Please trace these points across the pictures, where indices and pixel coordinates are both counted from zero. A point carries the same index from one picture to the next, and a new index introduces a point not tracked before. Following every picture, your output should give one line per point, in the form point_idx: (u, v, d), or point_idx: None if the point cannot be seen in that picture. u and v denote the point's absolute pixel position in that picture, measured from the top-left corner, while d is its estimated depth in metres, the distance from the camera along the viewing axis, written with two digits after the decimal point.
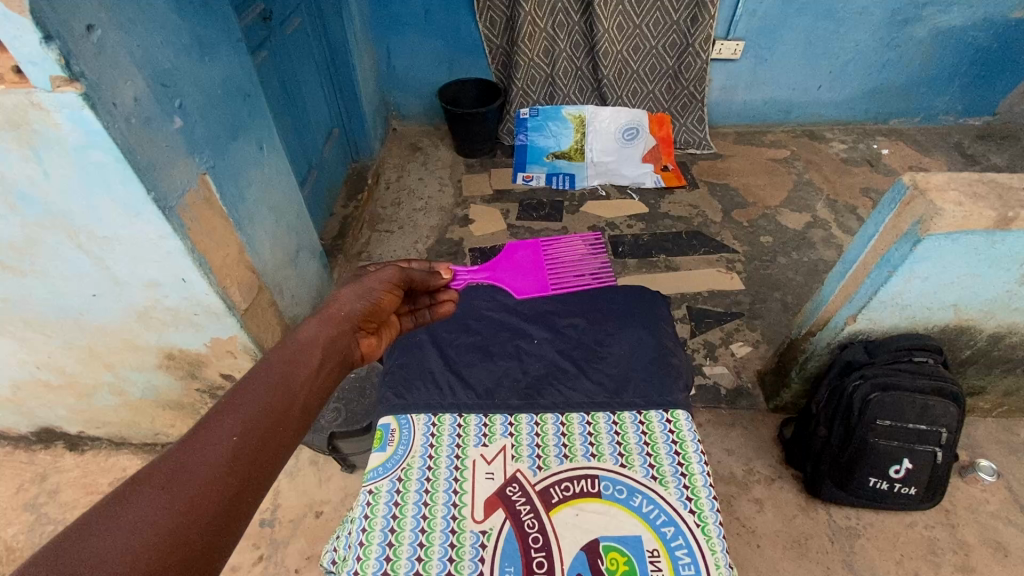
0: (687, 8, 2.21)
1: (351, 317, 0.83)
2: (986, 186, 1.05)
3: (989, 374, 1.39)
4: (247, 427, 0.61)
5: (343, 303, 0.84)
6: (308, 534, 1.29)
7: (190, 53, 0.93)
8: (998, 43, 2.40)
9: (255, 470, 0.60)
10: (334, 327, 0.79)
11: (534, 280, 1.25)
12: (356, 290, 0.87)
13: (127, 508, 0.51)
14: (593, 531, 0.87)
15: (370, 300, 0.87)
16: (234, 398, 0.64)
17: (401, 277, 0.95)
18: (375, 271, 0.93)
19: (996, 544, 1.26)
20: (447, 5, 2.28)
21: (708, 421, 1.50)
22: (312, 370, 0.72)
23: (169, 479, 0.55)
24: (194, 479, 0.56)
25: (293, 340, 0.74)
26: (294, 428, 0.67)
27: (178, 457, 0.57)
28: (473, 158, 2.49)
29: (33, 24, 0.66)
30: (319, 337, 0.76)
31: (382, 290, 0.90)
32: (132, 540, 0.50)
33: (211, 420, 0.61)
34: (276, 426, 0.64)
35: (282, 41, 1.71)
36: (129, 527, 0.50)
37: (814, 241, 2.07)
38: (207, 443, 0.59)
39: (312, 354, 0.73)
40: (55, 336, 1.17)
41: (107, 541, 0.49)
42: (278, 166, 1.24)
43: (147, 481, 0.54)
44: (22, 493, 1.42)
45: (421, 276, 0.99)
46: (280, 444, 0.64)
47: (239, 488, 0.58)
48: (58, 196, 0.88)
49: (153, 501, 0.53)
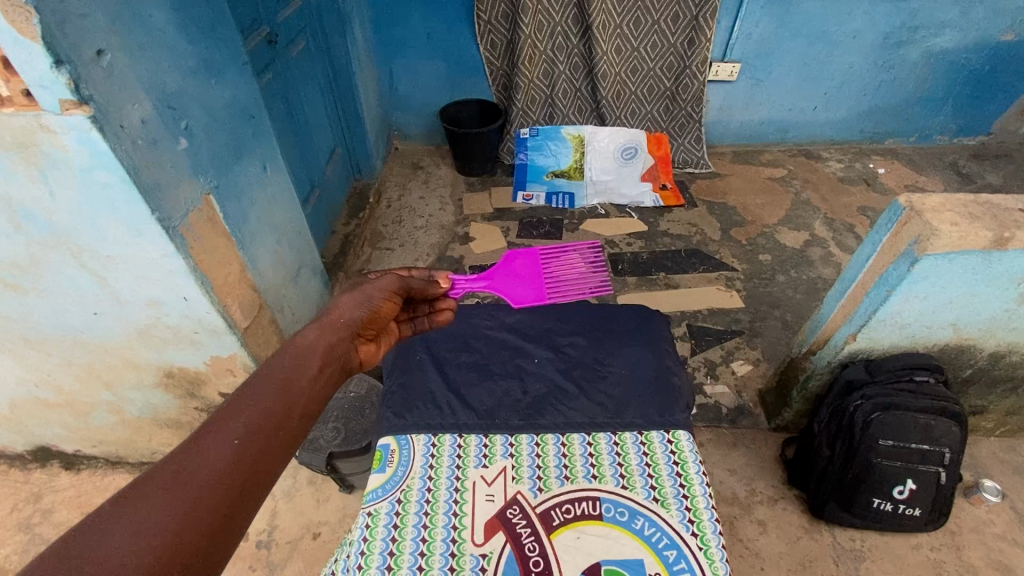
0: (684, 32, 2.25)
1: (350, 325, 0.83)
2: (981, 207, 1.06)
3: (991, 394, 1.39)
4: (248, 431, 0.61)
5: (343, 310, 0.85)
6: (305, 556, 1.27)
7: (196, 76, 0.95)
8: (990, 65, 2.44)
9: (256, 473, 0.60)
10: (334, 334, 0.79)
11: (531, 288, 1.22)
12: (356, 297, 0.88)
13: (132, 510, 0.52)
14: (593, 554, 0.86)
15: (369, 308, 0.88)
16: (236, 402, 0.64)
17: (400, 286, 0.95)
18: (377, 278, 0.94)
19: (1004, 567, 1.24)
20: (449, 28, 2.33)
21: (709, 441, 1.49)
22: (313, 376, 0.72)
23: (172, 481, 0.55)
24: (196, 481, 0.56)
25: (293, 345, 0.74)
26: (295, 432, 0.67)
27: (182, 459, 0.57)
28: (473, 177, 2.52)
29: (44, 49, 0.67)
30: (319, 343, 0.76)
31: (382, 298, 0.90)
32: (137, 541, 0.50)
33: (213, 422, 0.61)
34: (277, 430, 0.64)
35: (287, 63, 1.74)
36: (133, 528, 0.51)
37: (813, 259, 2.08)
38: (207, 447, 0.59)
39: (312, 361, 0.73)
40: (54, 354, 1.16)
41: (111, 543, 0.49)
42: (281, 185, 1.25)
43: (150, 483, 0.55)
44: (16, 513, 1.41)
45: (420, 284, 1.00)
46: (279, 448, 0.64)
47: (240, 491, 0.58)
48: (64, 216, 0.88)
49: (157, 504, 0.53)
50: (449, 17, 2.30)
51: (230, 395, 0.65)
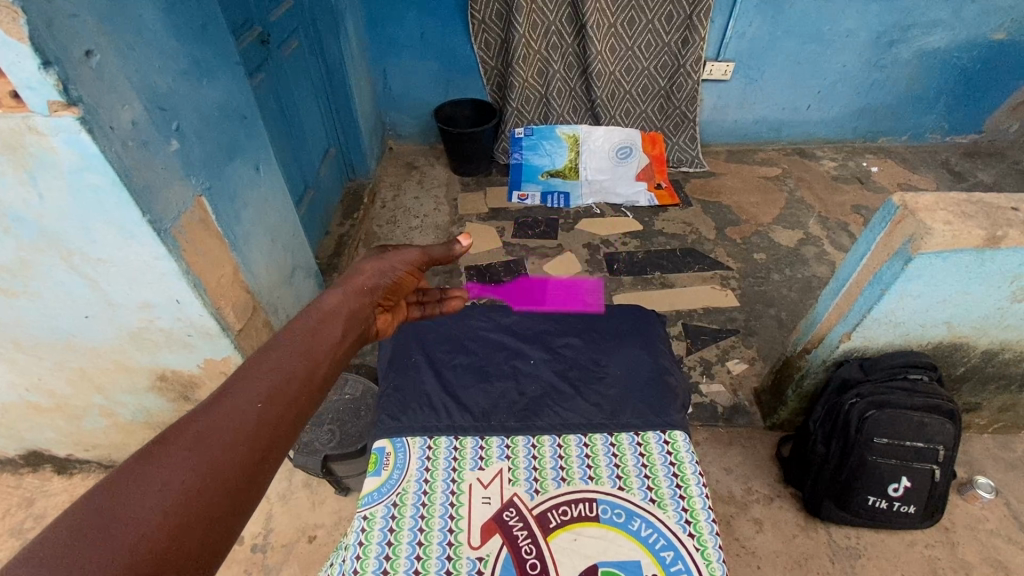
0: (678, 31, 2.25)
1: (373, 291, 0.85)
2: (974, 206, 1.07)
3: (984, 391, 1.40)
4: (271, 394, 0.61)
5: (364, 279, 0.86)
6: (301, 559, 1.26)
7: (188, 76, 0.94)
8: (981, 63, 2.45)
9: (279, 434, 0.60)
10: (356, 302, 0.80)
11: None
12: (379, 266, 0.89)
13: (156, 467, 0.52)
14: (590, 556, 0.86)
15: (391, 278, 0.89)
16: (257, 365, 0.64)
17: (422, 258, 0.96)
18: (400, 249, 0.95)
19: (998, 563, 1.25)
20: (443, 27, 2.32)
21: (705, 439, 1.50)
22: (334, 342, 0.72)
23: (197, 440, 0.55)
24: (221, 441, 0.56)
25: (315, 312, 0.74)
26: (316, 396, 0.66)
27: (206, 418, 0.57)
28: (468, 177, 2.51)
29: (32, 51, 0.66)
30: (339, 312, 0.77)
31: (403, 270, 0.92)
32: (162, 497, 0.50)
33: (235, 384, 0.61)
34: (300, 393, 0.64)
35: (280, 62, 1.73)
36: (158, 485, 0.50)
37: (807, 258, 2.08)
38: (230, 408, 0.58)
39: (333, 328, 0.73)
40: (45, 358, 1.15)
41: (139, 498, 0.49)
42: (273, 186, 1.24)
43: (175, 441, 0.54)
44: (8, 518, 1.39)
45: (441, 253, 1.00)
46: (302, 411, 0.63)
47: (263, 452, 0.58)
48: (54, 219, 0.87)
49: (182, 461, 0.53)
50: (443, 16, 2.29)
51: (252, 357, 0.65)
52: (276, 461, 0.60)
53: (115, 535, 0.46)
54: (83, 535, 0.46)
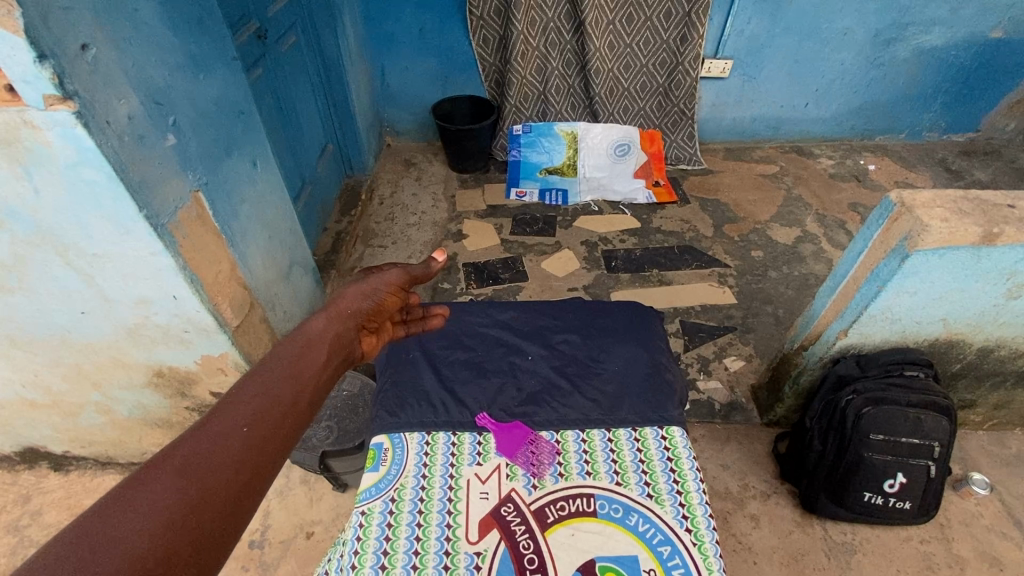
0: (677, 28, 2.25)
1: (356, 315, 0.85)
2: (971, 203, 1.07)
3: (979, 388, 1.41)
4: (257, 418, 0.62)
5: (349, 300, 0.87)
6: (298, 556, 1.26)
7: (184, 71, 0.94)
8: (978, 62, 2.46)
9: (266, 458, 0.60)
10: (341, 324, 0.82)
11: None
12: (363, 288, 0.90)
13: (144, 492, 0.52)
14: (588, 551, 0.86)
15: (375, 300, 0.90)
16: (244, 390, 0.64)
17: (405, 279, 0.98)
18: (384, 272, 0.97)
19: (992, 559, 1.26)
20: (441, 24, 2.31)
21: (703, 436, 1.50)
22: (320, 365, 0.73)
23: (183, 465, 0.55)
24: (208, 465, 0.56)
25: (302, 334, 0.75)
26: (303, 419, 0.67)
27: (192, 443, 0.57)
28: (466, 174, 2.51)
29: (27, 43, 0.65)
30: (326, 334, 0.78)
31: (387, 291, 0.93)
32: (148, 521, 0.50)
33: (221, 409, 0.61)
34: (286, 416, 0.64)
35: (277, 57, 1.72)
36: (145, 510, 0.50)
37: (805, 255, 2.09)
38: (217, 432, 0.59)
39: (319, 350, 0.74)
40: (42, 354, 1.15)
41: (126, 524, 0.49)
42: (270, 181, 1.24)
43: (162, 467, 0.54)
44: (4, 515, 1.39)
45: (423, 271, 1.02)
46: (290, 434, 0.64)
47: (250, 475, 0.58)
48: (49, 214, 0.87)
49: (168, 487, 0.53)
50: (441, 13, 2.29)
51: (237, 383, 0.65)
52: (263, 484, 0.60)
53: (102, 560, 0.46)
54: (72, 561, 0.45)
